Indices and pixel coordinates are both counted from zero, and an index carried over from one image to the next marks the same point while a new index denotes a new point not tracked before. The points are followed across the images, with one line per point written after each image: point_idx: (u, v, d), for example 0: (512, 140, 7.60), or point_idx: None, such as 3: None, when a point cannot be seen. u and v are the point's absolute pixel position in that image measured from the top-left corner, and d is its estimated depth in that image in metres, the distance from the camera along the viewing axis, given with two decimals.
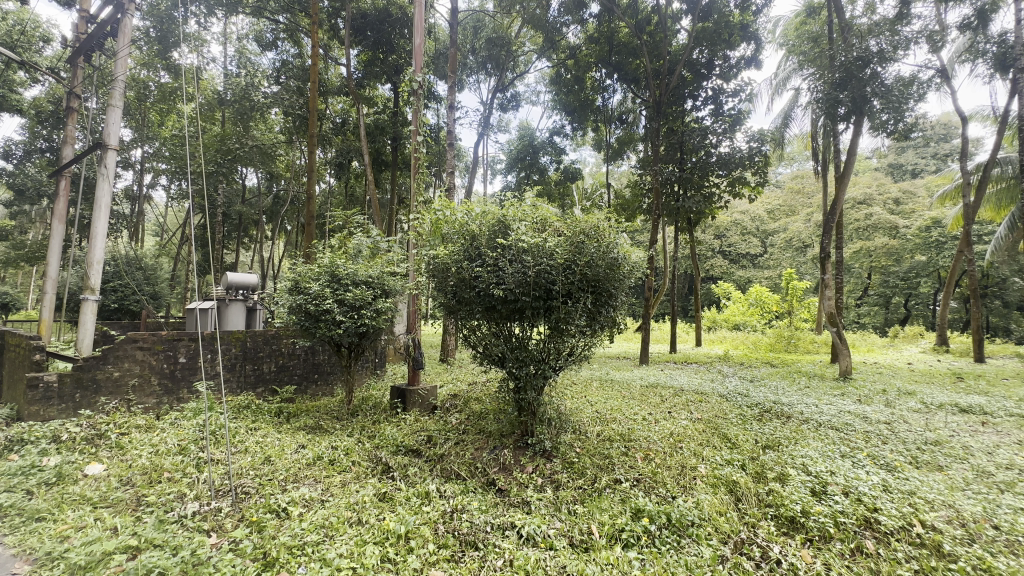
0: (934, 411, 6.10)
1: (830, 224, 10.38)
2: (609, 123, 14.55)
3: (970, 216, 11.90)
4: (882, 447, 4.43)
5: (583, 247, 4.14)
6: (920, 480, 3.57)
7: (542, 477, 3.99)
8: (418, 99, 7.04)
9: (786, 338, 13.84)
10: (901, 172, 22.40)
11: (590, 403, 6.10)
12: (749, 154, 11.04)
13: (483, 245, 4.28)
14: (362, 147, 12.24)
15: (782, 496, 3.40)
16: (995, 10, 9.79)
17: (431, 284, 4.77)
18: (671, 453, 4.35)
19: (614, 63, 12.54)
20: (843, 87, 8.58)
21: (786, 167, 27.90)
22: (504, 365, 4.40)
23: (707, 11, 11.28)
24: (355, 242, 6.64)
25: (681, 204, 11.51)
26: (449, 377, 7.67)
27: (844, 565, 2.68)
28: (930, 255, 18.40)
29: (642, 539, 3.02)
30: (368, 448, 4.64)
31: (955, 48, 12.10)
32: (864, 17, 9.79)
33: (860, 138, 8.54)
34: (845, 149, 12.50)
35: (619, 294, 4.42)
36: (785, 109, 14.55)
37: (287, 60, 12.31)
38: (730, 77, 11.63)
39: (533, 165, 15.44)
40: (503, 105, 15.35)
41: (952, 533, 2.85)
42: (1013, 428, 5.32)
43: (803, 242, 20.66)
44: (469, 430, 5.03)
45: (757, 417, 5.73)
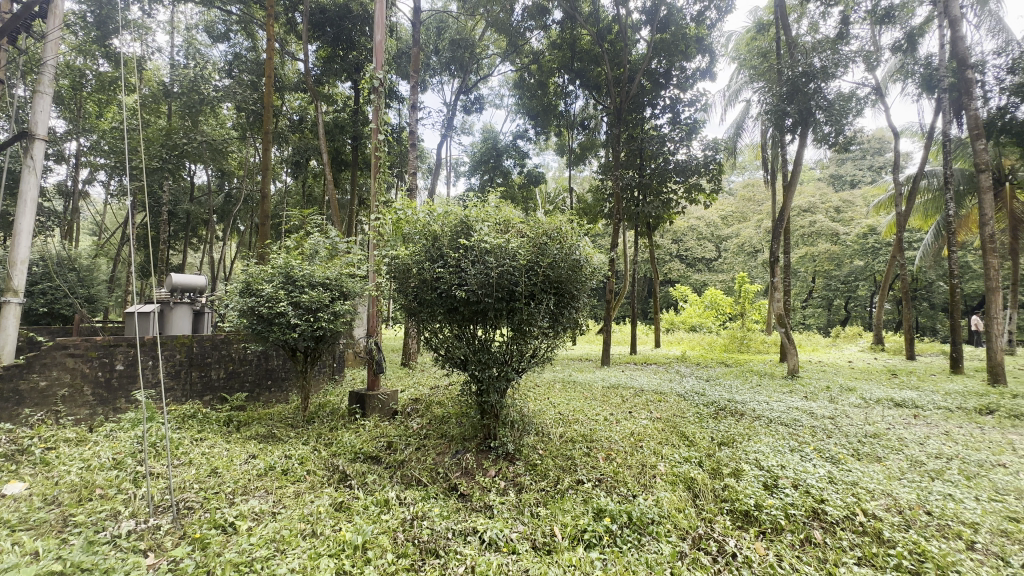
0: (871, 405, 6.52)
1: (779, 229, 10.89)
2: (571, 128, 14.79)
3: (903, 224, 12.78)
4: (827, 441, 4.67)
5: (546, 249, 4.17)
6: (862, 471, 3.77)
7: (505, 480, 3.97)
8: (380, 97, 6.90)
9: (739, 339, 14.63)
10: (841, 183, 23.92)
11: (553, 405, 6.13)
12: (704, 162, 11.47)
13: (445, 245, 4.21)
14: (320, 146, 11.83)
15: (737, 491, 3.51)
16: (922, 35, 10.66)
17: (391, 286, 4.64)
18: (631, 453, 4.41)
19: (576, 69, 12.72)
20: (790, 101, 9.06)
21: (738, 176, 29.18)
22: (466, 368, 4.34)
23: (666, 22, 11.51)
24: (311, 242, 6.41)
25: (641, 209, 11.76)
26: (410, 381, 7.51)
27: (795, 556, 2.78)
28: (867, 260, 19.74)
29: (604, 538, 3.03)
30: (324, 456, 4.46)
31: (887, 67, 13.07)
32: (808, 35, 10.42)
33: (806, 148, 9.03)
34: (791, 159, 13.22)
35: (582, 296, 4.46)
36: (737, 120, 15.26)
37: (239, 54, 11.83)
38: (687, 87, 12.07)
39: (496, 168, 15.44)
40: (466, 108, 15.28)
41: (890, 520, 3.02)
42: (940, 419, 5.75)
43: (754, 247, 21.72)
44: (431, 435, 4.93)
45: (713, 415, 5.91)
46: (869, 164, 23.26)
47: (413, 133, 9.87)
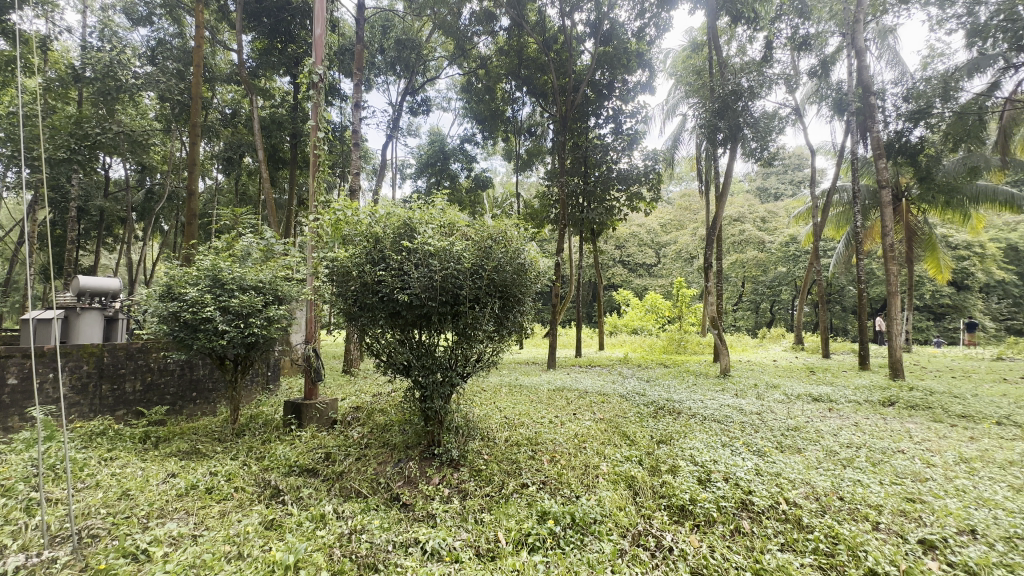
0: (793, 400, 7.05)
1: (713, 236, 11.53)
2: (518, 134, 14.92)
3: (819, 233, 13.94)
4: (754, 435, 4.99)
5: (491, 252, 4.16)
6: (784, 462, 4.06)
7: (449, 488, 3.89)
8: (320, 95, 6.61)
9: (677, 341, 15.30)
10: (766, 195, 25.83)
11: (499, 409, 6.12)
12: (644, 171, 11.97)
13: (387, 248, 4.08)
14: (256, 142, 11.17)
15: (674, 486, 3.65)
16: (834, 63, 11.77)
17: (330, 290, 4.43)
18: (575, 454, 4.49)
19: (523, 76, 12.87)
20: (721, 117, 9.65)
21: (675, 186, 30.71)
22: (409, 374, 4.22)
23: (608, 36, 11.94)
24: (243, 243, 6.03)
25: (586, 216, 12.07)
26: (352, 388, 7.23)
27: (725, 546, 2.92)
28: (789, 267, 21.43)
29: (548, 541, 3.04)
30: (254, 472, 4.18)
31: (805, 90, 14.29)
32: (737, 57, 11.19)
33: (735, 161, 9.68)
34: (723, 171, 14.09)
35: (527, 300, 4.49)
36: (674, 132, 16.11)
37: (164, 40, 10.98)
38: (628, 99, 12.57)
39: (443, 171, 15.31)
40: (412, 109, 15.00)
41: (808, 507, 3.25)
42: (850, 412, 6.30)
43: (690, 254, 22.92)
44: (372, 444, 4.77)
45: (652, 414, 6.14)
46: (790, 178, 25.34)
47: (356, 133, 9.54)
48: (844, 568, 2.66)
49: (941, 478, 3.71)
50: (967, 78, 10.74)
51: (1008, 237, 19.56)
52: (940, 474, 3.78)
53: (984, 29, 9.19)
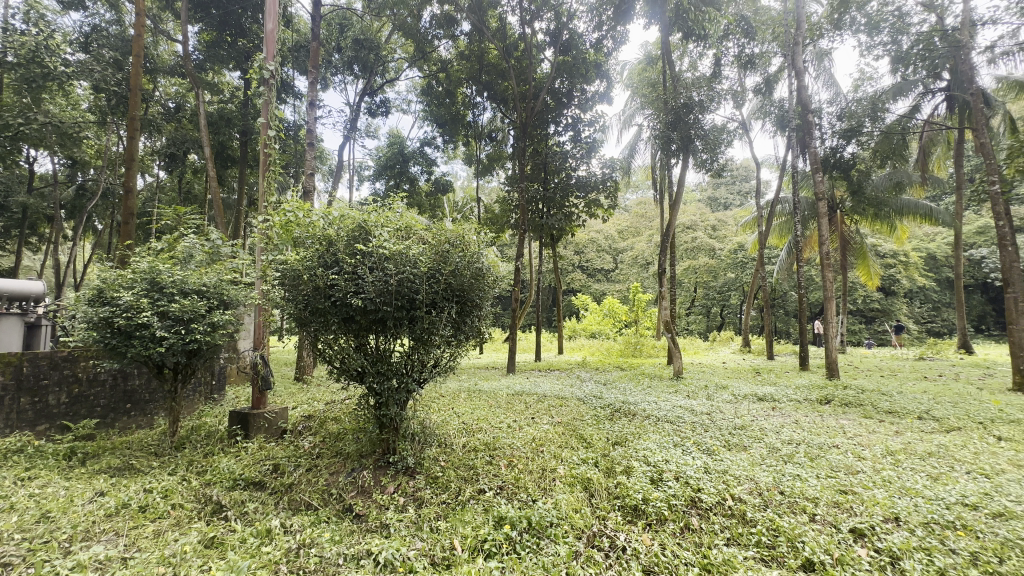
0: (739, 400, 7.38)
1: (667, 243, 11.93)
2: (479, 139, 14.92)
3: (764, 242, 14.69)
4: (704, 434, 5.18)
5: (448, 256, 4.13)
6: (730, 460, 4.24)
7: (405, 496, 3.81)
8: (271, 91, 6.34)
9: (633, 344, 15.61)
10: (717, 205, 27.06)
11: (456, 415, 6.05)
12: (602, 179, 12.27)
13: (340, 250, 3.97)
14: (201, 138, 10.59)
15: (627, 487, 3.73)
16: (776, 82, 12.54)
17: (279, 294, 4.26)
18: (532, 458, 4.51)
19: (484, 81, 12.91)
20: (674, 128, 10.03)
21: (632, 194, 31.66)
22: (363, 381, 4.11)
23: (567, 45, 12.19)
24: (185, 245, 5.70)
25: (545, 221, 12.19)
26: (303, 396, 6.96)
27: (675, 543, 3.01)
28: (737, 273, 22.51)
29: (504, 546, 3.03)
30: (195, 487, 3.94)
31: (751, 106, 15.11)
32: (689, 72, 11.69)
33: (687, 172, 10.10)
34: (676, 180, 14.62)
35: (484, 304, 4.48)
36: (631, 142, 16.63)
37: (99, 26, 10.26)
38: (586, 108, 12.86)
39: (402, 174, 15.04)
40: (371, 110, 14.70)
41: (752, 502, 3.41)
42: (791, 410, 6.68)
43: (646, 260, 23.63)
44: (324, 454, 4.61)
45: (609, 417, 6.26)
46: (738, 189, 26.72)
47: (311, 132, 9.23)
48: (784, 559, 2.80)
49: (869, 470, 3.99)
50: (892, 101, 11.72)
51: (927, 247, 21.40)
52: (869, 466, 4.06)
53: (905, 56, 10.07)
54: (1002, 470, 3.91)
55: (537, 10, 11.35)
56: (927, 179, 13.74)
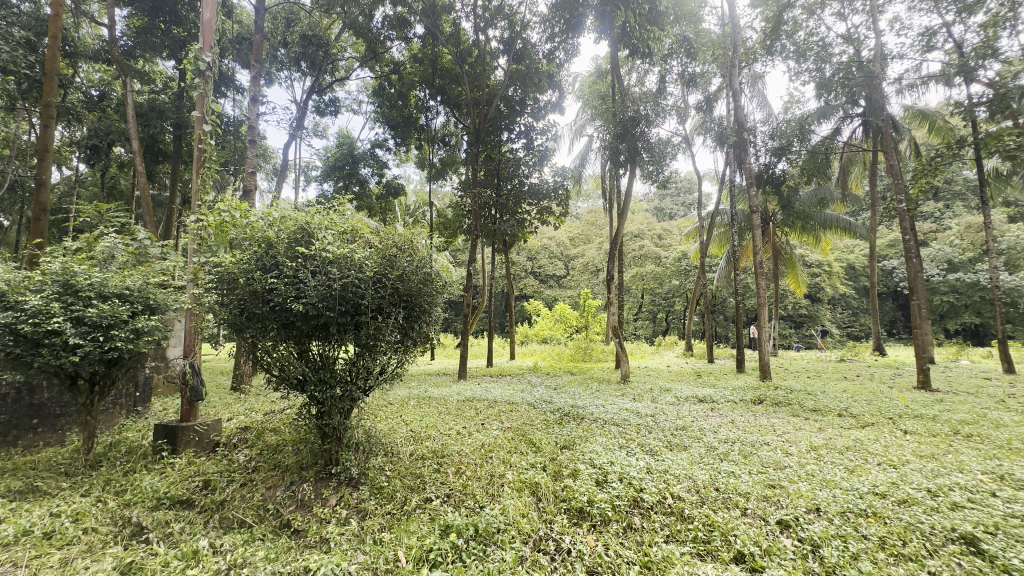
0: (682, 402, 7.71)
1: (615, 250, 12.28)
2: (432, 143, 14.77)
3: (706, 251, 15.44)
4: (648, 436, 5.37)
5: (396, 260, 4.07)
6: (671, 459, 4.42)
7: (348, 509, 3.68)
8: (207, 85, 5.96)
9: (583, 349, 15.84)
10: (663, 214, 28.29)
11: (404, 423, 5.92)
12: (554, 187, 12.49)
13: (280, 253, 3.78)
14: (128, 130, 9.80)
15: (574, 490, 3.79)
16: (715, 100, 13.31)
17: (212, 299, 3.99)
18: (481, 464, 4.49)
19: (437, 85, 12.85)
20: (622, 140, 10.39)
21: (583, 203, 32.50)
22: (304, 390, 3.94)
23: (521, 54, 12.35)
24: (107, 246, 5.25)
25: (498, 227, 12.21)
26: (240, 406, 6.57)
27: (617, 542, 3.09)
28: (681, 280, 23.59)
29: (449, 555, 2.98)
30: (111, 508, 3.61)
31: (694, 122, 15.92)
32: (637, 87, 12.17)
33: (635, 182, 10.48)
34: (625, 190, 15.10)
35: (432, 309, 4.44)
36: (582, 152, 17.05)
37: (8, 2, 9.28)
38: (539, 117, 13.06)
39: (352, 175, 14.63)
40: (319, 108, 14.19)
41: (689, 499, 3.57)
42: (728, 411, 7.06)
43: (596, 267, 24.27)
44: (261, 467, 4.37)
45: (558, 421, 6.35)
46: (682, 201, 28.13)
47: (253, 129, 8.78)
48: (717, 552, 2.94)
49: (796, 465, 4.29)
50: (817, 123, 12.76)
51: (848, 258, 23.36)
52: (794, 461, 4.37)
53: (828, 83, 10.99)
54: (907, 460, 4.32)
55: (491, 18, 11.42)
56: (846, 196, 15.05)
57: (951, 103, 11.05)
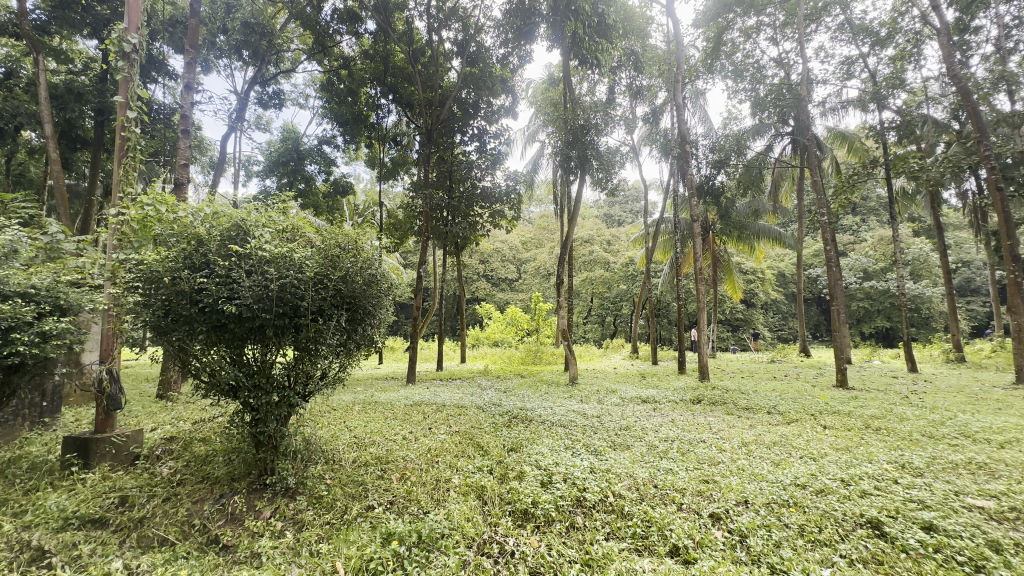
0: (627, 403, 7.97)
1: (565, 255, 12.49)
2: (383, 142, 14.45)
3: (651, 257, 16.02)
4: (593, 436, 5.51)
5: (339, 261, 3.95)
6: (614, 459, 4.55)
7: (283, 520, 3.50)
8: (132, 68, 5.50)
9: (534, 352, 16.23)
10: (612, 221, 29.25)
11: (347, 429, 5.73)
12: (506, 191, 12.56)
13: (212, 251, 3.55)
14: (39, 112, 8.89)
15: (519, 492, 3.81)
16: (661, 113, 13.91)
17: (132, 300, 3.67)
18: (427, 469, 4.42)
19: (389, 84, 12.62)
20: (572, 147, 10.61)
21: (536, 207, 32.98)
22: (237, 397, 3.71)
23: (475, 57, 12.37)
24: (9, 239, 4.73)
25: (450, 229, 12.10)
26: (167, 415, 6.11)
27: (560, 542, 3.14)
28: (628, 285, 24.43)
29: (390, 563, 2.89)
30: (7, 532, 3.23)
31: (641, 132, 16.54)
32: (588, 96, 12.50)
33: (584, 188, 10.74)
34: (575, 196, 15.42)
35: (377, 312, 4.33)
36: (534, 157, 17.28)
37: None
38: (492, 120, 13.08)
39: (297, 172, 14.04)
40: (262, 100, 13.52)
41: (630, 496, 3.69)
42: (669, 410, 7.38)
43: (547, 271, 24.67)
44: (187, 480, 4.09)
45: (506, 423, 6.37)
46: (630, 208, 29.26)
47: (186, 118, 8.21)
48: (654, 547, 3.05)
49: (727, 460, 4.55)
50: (752, 140, 13.64)
51: (779, 266, 25.09)
52: (727, 457, 4.63)
53: (762, 101, 11.77)
54: (825, 453, 4.69)
55: (445, 19, 11.37)
56: (777, 208, 16.15)
57: (866, 127, 12.18)
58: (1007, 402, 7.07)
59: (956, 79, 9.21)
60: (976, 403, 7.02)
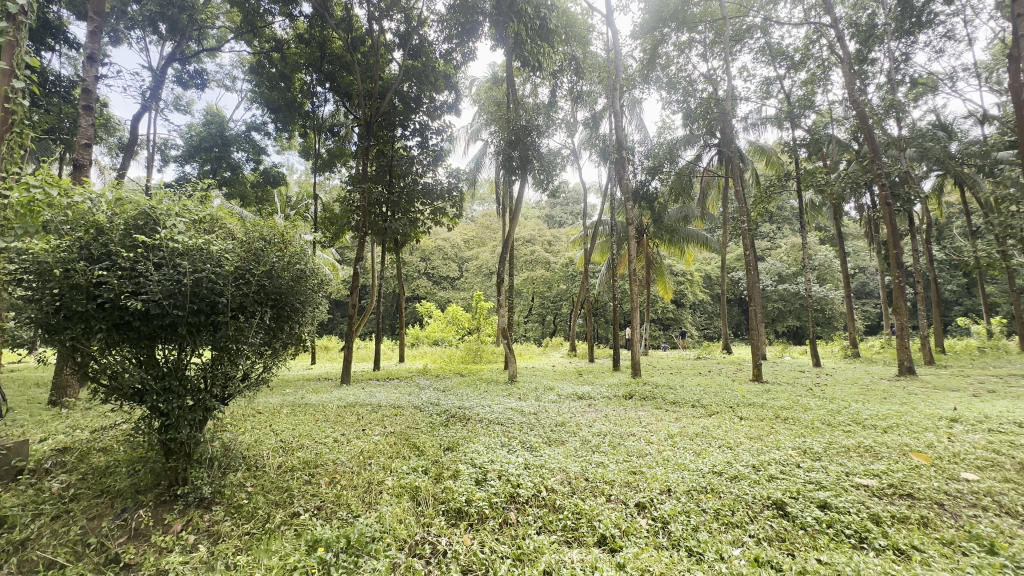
0: (564, 400, 8.17)
1: (507, 254, 12.58)
2: (319, 132, 13.83)
3: (589, 258, 16.49)
4: (529, 433, 5.60)
5: (262, 255, 3.74)
6: (548, 454, 4.65)
7: (196, 533, 3.25)
8: (19, 31, 4.83)
9: (474, 351, 15.79)
10: (553, 222, 29.91)
11: (273, 433, 5.41)
12: (448, 188, 12.40)
13: (114, 241, 3.20)
14: None
15: (453, 491, 3.79)
16: (600, 120, 14.41)
17: (13, 294, 3.20)
18: (359, 471, 4.28)
19: (325, 71, 12.07)
20: (514, 147, 10.72)
21: (479, 206, 32.97)
22: (143, 401, 3.40)
23: (417, 51, 12.15)
24: None
25: (389, 225, 11.79)
26: (60, 424, 5.45)
27: (493, 539, 3.15)
28: (568, 285, 25.06)
29: (315, 572, 2.76)
30: None
31: (581, 136, 17.02)
32: (530, 99, 12.70)
33: (525, 189, 10.88)
34: (517, 196, 15.59)
35: (306, 309, 4.16)
36: (477, 156, 17.23)
37: None
38: (435, 116, 12.83)
39: (221, 159, 13.04)
40: (181, 79, 12.42)
41: (562, 491, 3.78)
42: (603, 406, 7.64)
43: (489, 269, 24.72)
44: (83, 495, 3.68)
45: (444, 422, 6.31)
46: (571, 210, 30.07)
47: (88, 93, 7.35)
48: (583, 538, 3.16)
49: (654, 452, 4.79)
50: (683, 149, 14.46)
51: (706, 269, 26.81)
52: (654, 449, 4.88)
53: (692, 113, 12.51)
54: (740, 442, 5.08)
55: (387, 8, 11.04)
56: (704, 214, 17.21)
57: (782, 143, 13.29)
58: (891, 392, 7.99)
59: (855, 104, 10.29)
60: (867, 393, 7.88)
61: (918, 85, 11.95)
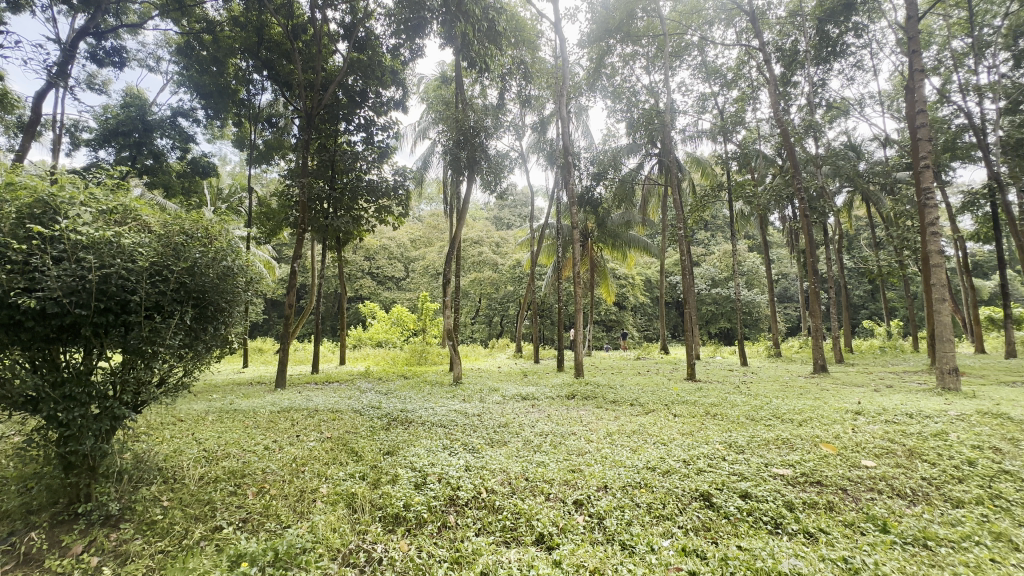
0: (508, 401, 8.22)
1: (454, 255, 12.47)
2: (255, 121, 13.31)
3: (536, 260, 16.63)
4: (472, 434, 5.57)
5: (183, 250, 3.48)
6: (490, 455, 4.65)
7: (100, 555, 2.95)
8: None
9: (419, 352, 15.62)
10: (501, 224, 30.18)
11: (196, 442, 5.04)
12: (394, 186, 11.99)
13: (3, 231, 2.85)
14: None
15: (391, 496, 3.70)
16: (548, 125, 14.63)
17: None
18: (291, 480, 4.07)
19: (262, 58, 11.40)
20: (462, 148, 10.65)
21: (427, 206, 32.69)
22: (37, 410, 3.04)
23: (363, 44, 11.82)
24: None
25: (330, 222, 11.34)
26: None
27: (431, 543, 3.11)
28: (515, 286, 25.28)
29: None
30: None
31: (529, 140, 17.22)
32: (479, 100, 12.69)
33: (473, 189, 10.84)
34: (464, 196, 15.47)
35: (233, 309, 3.92)
36: (425, 155, 16.99)
37: None
38: (381, 112, 12.46)
39: (142, 145, 11.95)
40: (95, 56, 11.28)
41: (502, 491, 3.80)
42: (547, 406, 7.76)
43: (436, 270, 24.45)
44: None
45: (384, 426, 6.14)
46: (519, 212, 30.46)
47: None
48: (521, 537, 3.19)
49: (593, 450, 4.92)
50: (626, 157, 14.97)
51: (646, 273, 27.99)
52: (593, 447, 5.00)
53: (635, 123, 12.97)
54: (674, 438, 5.33)
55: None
56: (645, 220, 17.94)
57: (715, 155, 14.14)
58: (808, 388, 8.71)
59: (780, 123, 11.13)
60: (786, 390, 8.52)
61: (832, 108, 13.14)
